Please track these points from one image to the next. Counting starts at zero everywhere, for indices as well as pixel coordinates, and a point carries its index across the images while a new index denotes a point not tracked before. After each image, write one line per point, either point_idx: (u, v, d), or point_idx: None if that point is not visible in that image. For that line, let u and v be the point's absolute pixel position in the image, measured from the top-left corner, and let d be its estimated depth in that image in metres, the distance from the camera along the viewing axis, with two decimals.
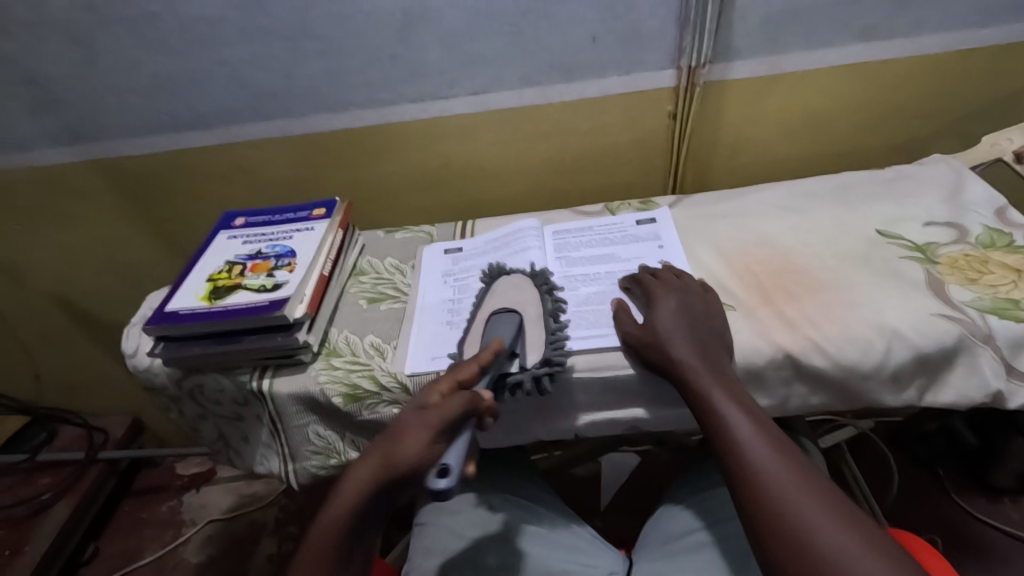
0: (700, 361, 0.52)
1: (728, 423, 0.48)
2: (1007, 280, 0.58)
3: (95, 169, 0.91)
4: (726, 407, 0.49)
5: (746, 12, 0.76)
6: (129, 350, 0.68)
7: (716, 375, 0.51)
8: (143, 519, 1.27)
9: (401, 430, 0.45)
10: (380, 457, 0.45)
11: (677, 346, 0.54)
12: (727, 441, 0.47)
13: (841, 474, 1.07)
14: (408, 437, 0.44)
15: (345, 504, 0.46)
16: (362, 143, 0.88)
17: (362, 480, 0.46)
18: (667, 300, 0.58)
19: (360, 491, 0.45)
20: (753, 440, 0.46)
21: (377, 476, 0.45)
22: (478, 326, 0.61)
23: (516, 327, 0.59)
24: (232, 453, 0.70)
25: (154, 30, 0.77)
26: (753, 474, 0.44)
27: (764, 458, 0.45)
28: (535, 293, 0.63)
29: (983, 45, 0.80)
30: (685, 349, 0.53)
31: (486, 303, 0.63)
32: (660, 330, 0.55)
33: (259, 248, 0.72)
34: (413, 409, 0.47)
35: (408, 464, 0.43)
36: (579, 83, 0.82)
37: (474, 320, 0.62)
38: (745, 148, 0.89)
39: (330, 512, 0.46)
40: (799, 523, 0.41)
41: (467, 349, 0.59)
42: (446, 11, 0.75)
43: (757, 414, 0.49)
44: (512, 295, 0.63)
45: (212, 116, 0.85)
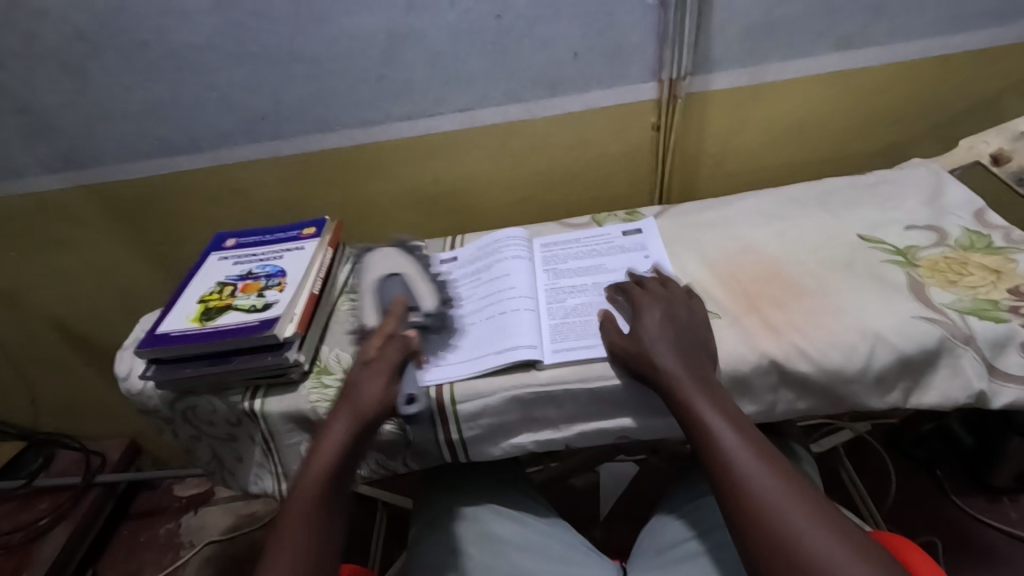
0: (688, 374, 0.52)
1: (716, 435, 0.48)
2: (986, 281, 0.59)
3: (88, 194, 0.92)
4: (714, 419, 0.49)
5: (724, 25, 0.78)
6: (122, 374, 0.68)
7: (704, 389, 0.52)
8: (142, 542, 1.27)
9: (361, 382, 0.57)
10: (352, 404, 0.56)
11: (667, 357, 0.54)
12: (714, 453, 0.47)
13: (839, 477, 1.07)
14: (370, 383, 0.57)
15: (331, 452, 0.53)
16: (351, 162, 0.89)
17: (343, 427, 0.54)
18: (654, 309, 0.58)
19: (342, 441, 0.54)
20: (739, 450, 0.46)
21: (354, 420, 0.55)
22: (371, 291, 0.69)
23: (403, 284, 0.68)
24: (226, 473, 0.70)
25: (145, 58, 0.79)
26: (740, 484, 0.45)
27: (753, 471, 0.45)
28: (408, 262, 0.73)
29: (957, 50, 0.82)
30: (673, 361, 0.53)
31: (370, 274, 0.71)
32: (648, 341, 0.55)
33: (250, 268, 0.73)
34: (360, 359, 0.59)
35: (380, 402, 0.56)
36: (563, 98, 0.84)
37: (364, 290, 0.69)
38: (729, 158, 0.90)
39: (314, 471, 0.52)
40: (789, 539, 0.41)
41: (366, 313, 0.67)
42: (430, 32, 0.77)
43: (741, 422, 0.49)
44: (389, 266, 0.72)
45: (202, 139, 0.86)
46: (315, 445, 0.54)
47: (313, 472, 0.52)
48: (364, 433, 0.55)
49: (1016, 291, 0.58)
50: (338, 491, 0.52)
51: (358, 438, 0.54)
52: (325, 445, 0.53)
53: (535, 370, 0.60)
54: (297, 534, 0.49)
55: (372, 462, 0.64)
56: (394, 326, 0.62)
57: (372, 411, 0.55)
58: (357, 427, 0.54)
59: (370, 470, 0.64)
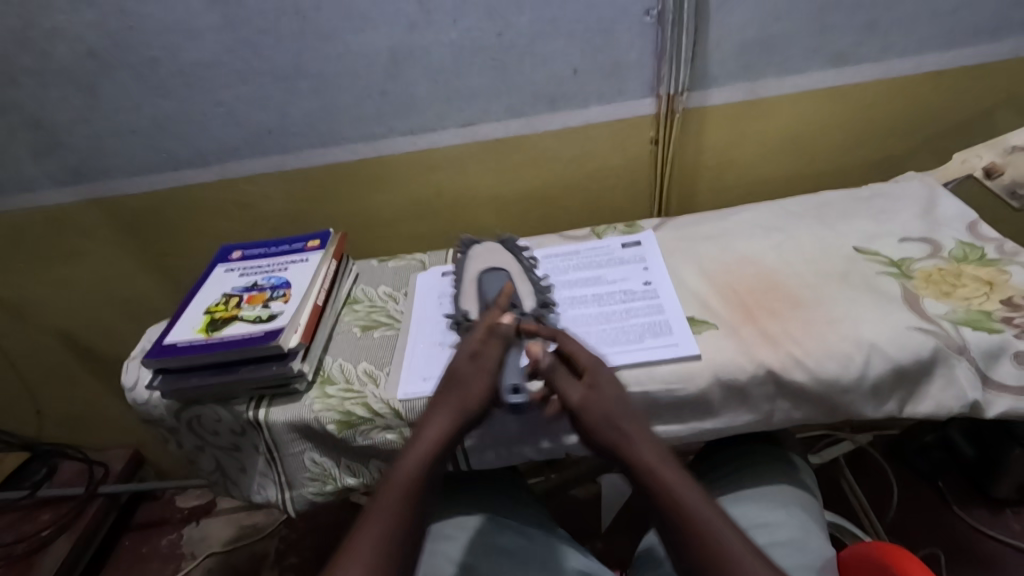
0: (652, 447, 0.52)
1: (691, 508, 0.47)
2: (980, 292, 0.60)
3: (96, 208, 0.94)
4: (683, 492, 0.48)
5: (719, 42, 0.79)
6: (129, 384, 0.69)
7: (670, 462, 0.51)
8: (143, 554, 1.27)
9: (467, 373, 0.57)
10: (459, 393, 0.56)
11: (627, 425, 0.53)
12: (688, 525, 0.46)
13: (840, 489, 1.07)
14: (484, 374, 0.57)
15: (434, 438, 0.53)
16: (355, 176, 0.91)
17: (448, 415, 0.54)
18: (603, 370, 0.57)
19: (447, 428, 0.53)
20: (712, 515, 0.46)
21: (460, 410, 0.55)
22: (475, 286, 0.68)
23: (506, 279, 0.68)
24: (230, 483, 0.71)
25: (155, 75, 0.81)
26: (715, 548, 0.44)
27: (734, 546, 0.44)
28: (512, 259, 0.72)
29: (949, 66, 0.83)
30: (635, 431, 0.53)
31: (468, 270, 0.71)
32: (609, 405, 0.54)
33: (255, 280, 0.74)
34: (473, 340, 0.59)
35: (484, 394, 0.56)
36: (562, 113, 0.85)
37: (463, 286, 0.69)
38: (727, 171, 0.92)
39: (412, 458, 0.51)
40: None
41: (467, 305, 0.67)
42: (433, 49, 0.79)
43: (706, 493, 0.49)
44: (488, 260, 0.71)
45: (209, 154, 0.88)
46: (420, 431, 0.53)
47: (415, 454, 0.51)
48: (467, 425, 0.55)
49: (1010, 302, 0.59)
50: (432, 483, 0.51)
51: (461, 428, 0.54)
52: (429, 431, 0.53)
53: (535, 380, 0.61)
54: (388, 516, 0.47)
55: (374, 471, 0.65)
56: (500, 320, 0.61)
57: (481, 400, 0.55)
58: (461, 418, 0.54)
59: (372, 479, 0.65)
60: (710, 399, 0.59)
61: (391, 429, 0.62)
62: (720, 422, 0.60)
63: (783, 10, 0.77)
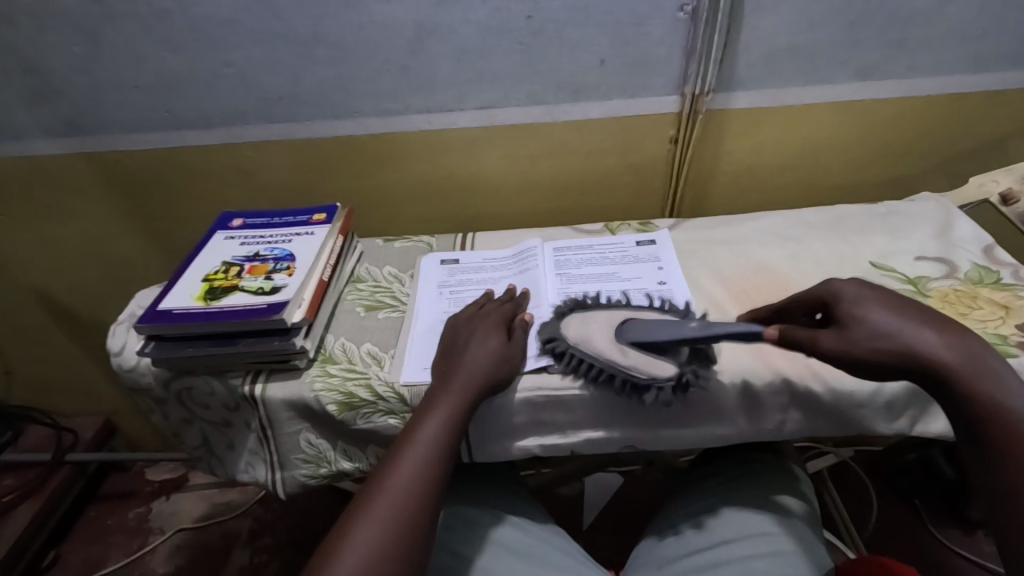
0: (960, 357, 0.45)
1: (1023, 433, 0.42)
2: (995, 316, 0.60)
3: (88, 162, 0.89)
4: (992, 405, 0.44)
5: (749, 46, 0.78)
6: (116, 348, 0.66)
7: (979, 375, 0.45)
8: (109, 526, 1.22)
9: (489, 340, 0.58)
10: (489, 356, 0.57)
11: (922, 336, 0.46)
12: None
13: (822, 501, 1.07)
14: (504, 355, 0.57)
15: (465, 392, 0.54)
16: (365, 151, 0.88)
17: (478, 370, 0.55)
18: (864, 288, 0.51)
19: (479, 384, 0.55)
20: None
21: (490, 369, 0.56)
22: (629, 350, 0.57)
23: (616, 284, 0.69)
24: (216, 458, 0.68)
25: (163, 28, 0.76)
26: None
27: None
28: (599, 315, 0.61)
29: (971, 89, 0.84)
30: (934, 343, 0.46)
31: (595, 348, 0.58)
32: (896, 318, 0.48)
33: (257, 250, 0.71)
34: (487, 325, 0.60)
35: (513, 364, 0.58)
36: (584, 104, 0.83)
37: (616, 364, 0.56)
38: (742, 177, 0.91)
39: (431, 420, 0.52)
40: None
41: (656, 370, 0.55)
42: (459, 26, 0.76)
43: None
44: (607, 324, 0.60)
45: (214, 115, 0.84)
46: (443, 391, 0.54)
47: (450, 403, 0.53)
48: (497, 385, 0.56)
49: None
50: (449, 456, 0.51)
51: (489, 386, 0.55)
52: (460, 383, 0.54)
53: (547, 374, 0.59)
54: (408, 474, 0.48)
55: (371, 457, 0.63)
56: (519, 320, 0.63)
57: (507, 365, 0.57)
58: (490, 376, 0.56)
59: (369, 464, 0.63)
60: (723, 405, 0.58)
61: (393, 414, 0.60)
62: (730, 429, 0.59)
63: (817, 20, 0.76)
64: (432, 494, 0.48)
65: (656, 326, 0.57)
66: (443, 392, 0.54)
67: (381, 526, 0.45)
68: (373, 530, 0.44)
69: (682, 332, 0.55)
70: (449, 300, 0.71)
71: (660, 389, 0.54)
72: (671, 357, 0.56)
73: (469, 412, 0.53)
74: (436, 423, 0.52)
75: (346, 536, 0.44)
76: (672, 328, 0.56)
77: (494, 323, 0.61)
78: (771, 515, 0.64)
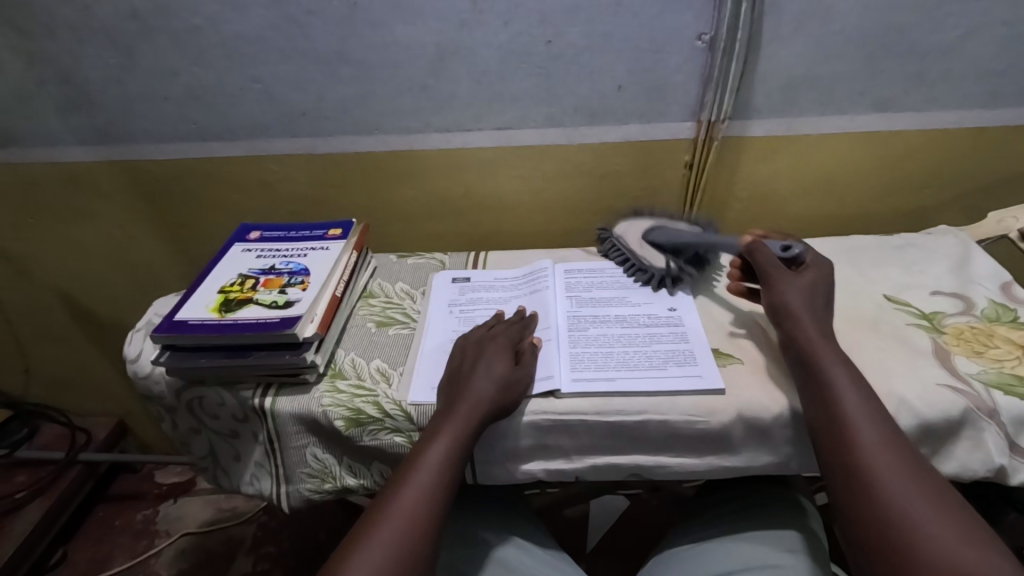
0: (846, 368, 0.52)
1: (841, 397, 0.50)
2: (1012, 355, 0.59)
3: (115, 169, 0.92)
4: (853, 411, 0.48)
5: (768, 75, 0.79)
6: (131, 356, 0.67)
7: (846, 395, 0.50)
8: (116, 527, 1.24)
9: (495, 363, 0.58)
10: (500, 383, 0.57)
11: (826, 356, 0.52)
12: (832, 411, 0.49)
13: (832, 533, 1.05)
14: (514, 379, 0.58)
15: (468, 416, 0.54)
16: (382, 166, 0.89)
17: (485, 395, 0.56)
18: (809, 292, 0.58)
19: (486, 410, 0.55)
20: (857, 412, 0.48)
21: (500, 394, 0.56)
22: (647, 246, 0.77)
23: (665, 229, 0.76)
24: (222, 469, 0.69)
25: (194, 43, 0.79)
26: (846, 436, 0.47)
27: (862, 434, 0.47)
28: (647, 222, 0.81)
29: (992, 123, 0.83)
30: (838, 364, 0.52)
31: (626, 243, 0.78)
32: (807, 328, 0.55)
33: (273, 263, 0.73)
34: (499, 351, 0.60)
35: (521, 394, 0.58)
36: (600, 127, 0.84)
37: (635, 252, 0.76)
38: (757, 203, 0.91)
39: (437, 444, 0.52)
40: (910, 530, 0.41)
41: (653, 262, 0.74)
42: (480, 49, 0.78)
43: (871, 398, 0.50)
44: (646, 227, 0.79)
45: (239, 129, 0.86)
46: (449, 413, 0.55)
47: (456, 425, 0.53)
48: (502, 410, 0.56)
49: None
50: (454, 480, 0.51)
51: (496, 410, 0.56)
52: (468, 408, 0.54)
53: (553, 399, 0.59)
54: (413, 499, 0.48)
55: (376, 474, 0.63)
56: (529, 344, 0.63)
57: (508, 391, 0.57)
58: (497, 400, 0.56)
59: (373, 481, 0.63)
60: (732, 436, 0.58)
61: (400, 433, 0.60)
62: (738, 460, 0.59)
63: (836, 52, 0.77)
64: (437, 521, 0.48)
65: (675, 232, 0.75)
66: (449, 411, 0.55)
67: (381, 552, 0.45)
68: (376, 556, 0.44)
69: (685, 238, 0.73)
70: (460, 319, 0.71)
71: (649, 276, 0.73)
72: (670, 257, 0.74)
73: (474, 439, 0.53)
74: (441, 446, 0.52)
75: (351, 565, 0.44)
76: (681, 234, 0.74)
77: (504, 346, 0.61)
78: (776, 547, 0.62)
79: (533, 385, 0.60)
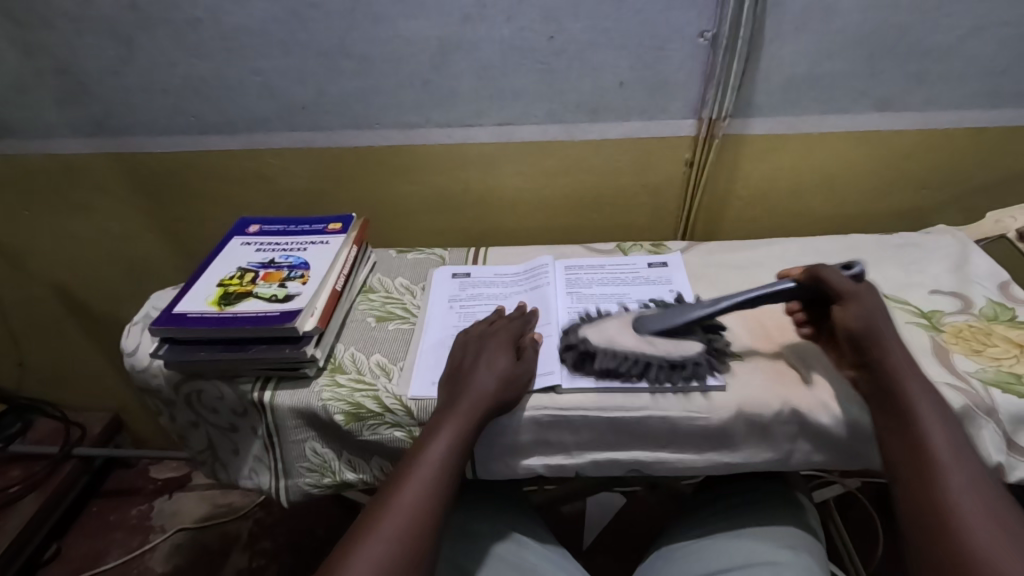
0: (933, 402, 0.50)
1: (927, 431, 0.48)
2: (1010, 354, 0.59)
3: (112, 162, 0.91)
4: (940, 447, 0.47)
5: (769, 73, 0.79)
6: (129, 349, 0.67)
7: (933, 430, 0.48)
8: (110, 522, 1.23)
9: (495, 360, 0.58)
10: (501, 380, 0.56)
11: (913, 387, 0.51)
12: (918, 445, 0.48)
13: (828, 531, 1.05)
14: (515, 376, 0.58)
15: (473, 413, 0.54)
16: (382, 161, 0.89)
17: (488, 392, 0.55)
18: (885, 318, 0.56)
19: (490, 407, 0.55)
20: (944, 448, 0.47)
21: (501, 391, 0.56)
22: (655, 341, 0.62)
23: (656, 320, 0.62)
24: (220, 463, 0.69)
25: (194, 35, 0.78)
26: (931, 470, 0.46)
27: (950, 472, 0.46)
28: (607, 323, 0.65)
29: (991, 124, 0.83)
30: (923, 396, 0.50)
31: (622, 348, 0.61)
32: (890, 356, 0.53)
33: (272, 257, 0.72)
34: (499, 346, 0.60)
35: (520, 393, 0.58)
36: (601, 124, 0.84)
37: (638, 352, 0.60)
38: (758, 201, 0.91)
39: (438, 439, 0.52)
40: (1003, 573, 0.40)
41: (687, 351, 0.61)
42: (482, 44, 0.78)
43: (958, 436, 0.48)
44: (616, 325, 0.64)
45: (238, 123, 0.86)
46: (450, 408, 0.55)
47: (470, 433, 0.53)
48: (502, 406, 0.56)
49: None
50: (455, 475, 0.51)
51: (496, 406, 0.55)
52: (472, 409, 0.54)
53: (553, 395, 0.59)
54: (415, 494, 0.48)
55: (375, 468, 0.63)
56: (530, 340, 0.63)
57: (507, 389, 0.57)
58: (498, 396, 0.56)
59: (372, 476, 0.63)
60: (732, 432, 0.58)
61: (400, 427, 0.60)
62: (738, 456, 0.59)
63: (837, 51, 0.77)
64: (438, 516, 0.48)
65: (669, 314, 0.63)
66: (453, 406, 0.55)
67: (384, 547, 0.45)
68: (378, 551, 0.44)
69: (694, 312, 0.62)
70: (460, 315, 0.71)
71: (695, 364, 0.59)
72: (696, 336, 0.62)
73: (475, 434, 0.53)
74: (443, 442, 0.52)
75: (351, 560, 0.44)
76: (685, 311, 0.63)
77: (505, 342, 0.61)
78: (775, 543, 0.62)
79: (534, 380, 0.60)
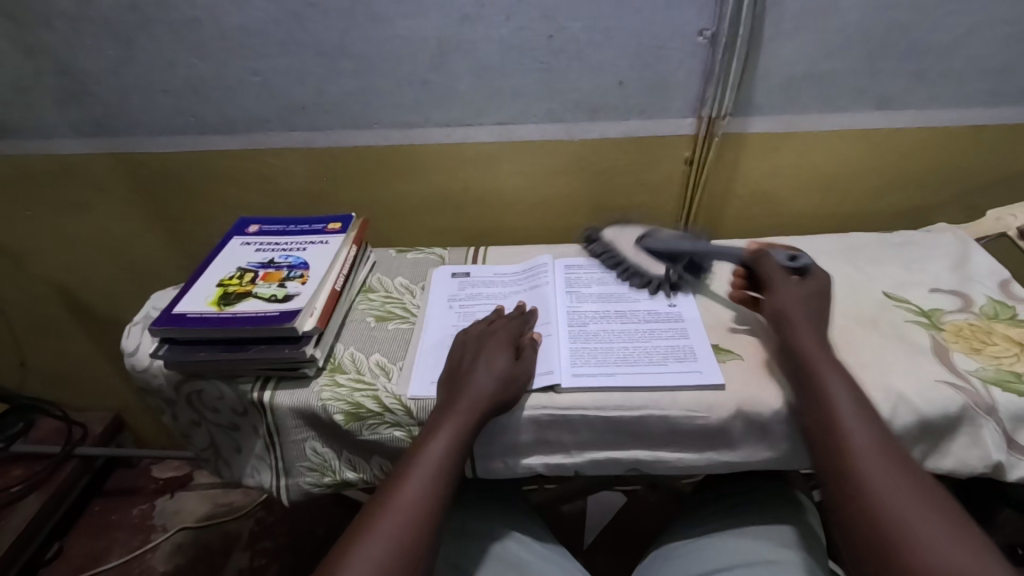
0: (840, 374, 0.53)
1: (835, 400, 0.51)
2: (1010, 352, 0.59)
3: (112, 162, 0.91)
4: (846, 414, 0.50)
5: (769, 71, 0.78)
6: (130, 349, 0.67)
7: (839, 399, 0.51)
8: (112, 521, 1.23)
9: (492, 359, 0.58)
10: (501, 379, 0.57)
11: (827, 370, 0.53)
12: (827, 413, 0.50)
13: None
14: (514, 374, 0.58)
15: (471, 412, 0.54)
16: (382, 160, 0.89)
17: (485, 390, 0.55)
18: (811, 305, 0.59)
19: (487, 407, 0.55)
20: (851, 414, 0.50)
21: (500, 390, 0.56)
22: (642, 253, 0.75)
23: (653, 238, 0.74)
24: (222, 461, 0.69)
25: (193, 35, 0.78)
26: (840, 436, 0.48)
27: (858, 436, 0.48)
28: (636, 229, 0.79)
29: (991, 122, 0.83)
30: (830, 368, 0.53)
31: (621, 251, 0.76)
32: (803, 334, 0.56)
33: (272, 257, 0.72)
34: (498, 346, 0.60)
35: (519, 391, 0.58)
36: (600, 123, 0.84)
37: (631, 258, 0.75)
38: (757, 199, 0.91)
39: (436, 440, 0.52)
40: (909, 529, 0.42)
41: (652, 270, 0.73)
42: (480, 43, 0.77)
43: (864, 403, 0.51)
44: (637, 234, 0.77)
45: (238, 123, 0.86)
46: (449, 408, 0.55)
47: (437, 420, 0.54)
48: (501, 405, 0.56)
49: None
50: (454, 474, 0.51)
51: (495, 406, 0.55)
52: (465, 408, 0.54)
53: (553, 394, 0.59)
54: (413, 494, 0.48)
55: (376, 468, 0.63)
56: (529, 341, 0.63)
57: (507, 387, 0.57)
58: (496, 397, 0.56)
59: (373, 476, 0.63)
60: (731, 431, 0.58)
61: (399, 427, 0.60)
62: (737, 455, 0.59)
63: (837, 49, 0.77)
64: (437, 514, 0.48)
65: (669, 238, 0.73)
66: (451, 406, 0.55)
67: (382, 546, 0.45)
68: (376, 551, 0.44)
69: (682, 246, 0.71)
70: (460, 314, 0.71)
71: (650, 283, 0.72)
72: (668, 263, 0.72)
73: (474, 434, 0.53)
74: (441, 442, 0.52)
75: (350, 560, 0.44)
76: (676, 241, 0.72)
77: (504, 341, 0.61)
78: (774, 543, 0.62)
79: (533, 379, 0.60)
